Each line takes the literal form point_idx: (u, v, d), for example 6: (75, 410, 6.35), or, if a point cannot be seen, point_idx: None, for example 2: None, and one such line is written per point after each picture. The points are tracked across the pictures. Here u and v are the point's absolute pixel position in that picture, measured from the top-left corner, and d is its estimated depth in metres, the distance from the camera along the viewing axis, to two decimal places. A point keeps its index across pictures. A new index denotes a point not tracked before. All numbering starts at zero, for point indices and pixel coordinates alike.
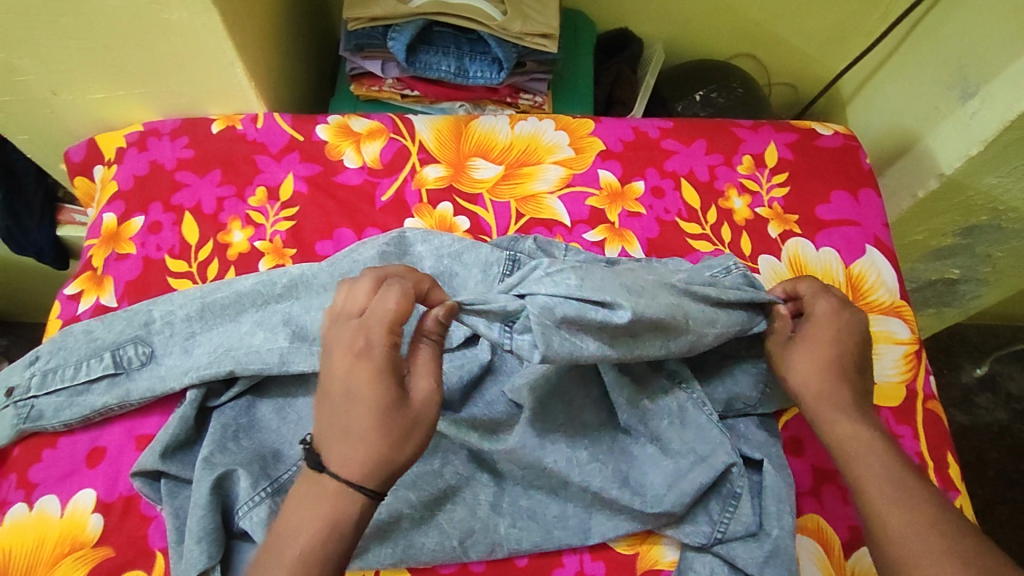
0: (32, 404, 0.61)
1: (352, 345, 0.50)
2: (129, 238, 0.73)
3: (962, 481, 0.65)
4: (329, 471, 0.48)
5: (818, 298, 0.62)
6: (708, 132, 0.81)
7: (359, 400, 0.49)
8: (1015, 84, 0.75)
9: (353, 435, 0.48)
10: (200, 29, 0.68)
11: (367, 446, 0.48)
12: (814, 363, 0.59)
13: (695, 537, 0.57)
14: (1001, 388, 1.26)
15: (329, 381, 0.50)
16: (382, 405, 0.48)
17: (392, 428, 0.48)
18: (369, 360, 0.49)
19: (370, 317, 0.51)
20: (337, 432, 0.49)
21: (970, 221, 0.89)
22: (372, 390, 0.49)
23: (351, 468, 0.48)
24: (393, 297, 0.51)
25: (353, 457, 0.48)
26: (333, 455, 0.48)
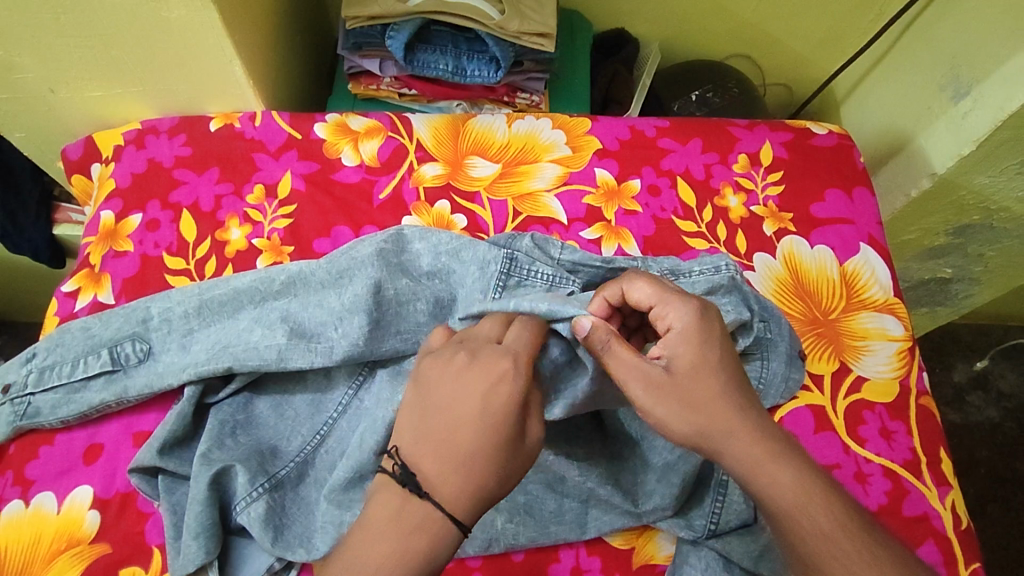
0: (29, 401, 0.61)
1: (494, 369, 0.50)
2: (127, 235, 0.73)
3: (955, 476, 0.65)
4: (434, 499, 0.46)
5: (668, 310, 0.54)
6: (703, 131, 0.81)
7: (480, 421, 0.48)
8: (1007, 84, 0.76)
9: (467, 464, 0.47)
10: (199, 27, 0.68)
11: (474, 471, 0.47)
12: (684, 398, 0.50)
13: (689, 531, 0.57)
14: (993, 386, 1.27)
15: (454, 402, 0.49)
16: (506, 437, 0.48)
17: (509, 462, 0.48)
18: (504, 387, 0.50)
19: (513, 348, 0.52)
20: (446, 456, 0.47)
21: (962, 220, 0.90)
22: (503, 417, 0.48)
23: (457, 500, 0.46)
24: (530, 336, 0.54)
25: (461, 490, 0.47)
26: (441, 482, 0.47)
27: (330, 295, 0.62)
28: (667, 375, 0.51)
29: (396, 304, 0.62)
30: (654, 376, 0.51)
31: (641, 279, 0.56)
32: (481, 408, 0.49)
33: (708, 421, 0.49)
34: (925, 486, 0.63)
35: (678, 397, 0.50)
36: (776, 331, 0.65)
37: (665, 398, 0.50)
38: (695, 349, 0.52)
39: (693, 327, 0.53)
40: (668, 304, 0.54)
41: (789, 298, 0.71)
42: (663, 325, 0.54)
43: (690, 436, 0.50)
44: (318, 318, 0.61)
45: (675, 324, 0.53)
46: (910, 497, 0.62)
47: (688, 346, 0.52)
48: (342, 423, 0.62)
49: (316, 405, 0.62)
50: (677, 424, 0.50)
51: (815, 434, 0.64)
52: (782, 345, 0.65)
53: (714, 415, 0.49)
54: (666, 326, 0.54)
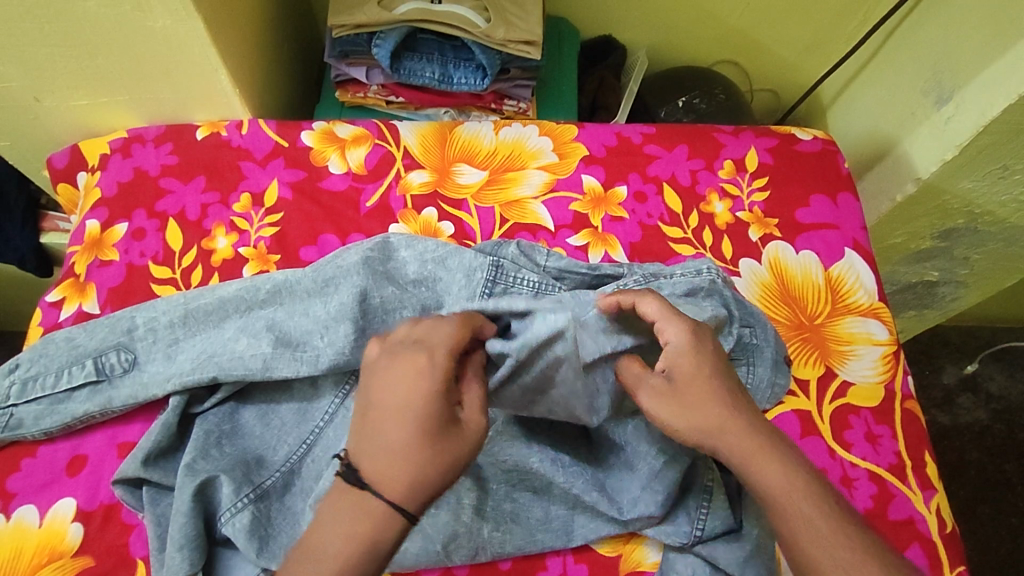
0: (12, 412, 0.61)
1: (411, 362, 0.49)
2: (112, 245, 0.72)
3: (940, 480, 0.65)
4: (374, 489, 0.46)
5: (667, 327, 0.55)
6: (689, 137, 0.81)
7: (407, 412, 0.47)
8: (988, 89, 0.76)
9: (405, 454, 0.46)
10: (184, 36, 0.68)
11: (412, 461, 0.46)
12: (682, 407, 0.53)
13: (676, 537, 0.57)
14: (982, 388, 1.28)
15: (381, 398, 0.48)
16: (433, 427, 0.47)
17: (445, 451, 0.47)
18: (426, 378, 0.48)
19: (431, 340, 0.50)
20: (381, 450, 0.47)
21: (947, 223, 0.91)
22: (427, 407, 0.47)
23: (396, 489, 0.46)
24: (456, 328, 0.52)
25: (399, 479, 0.46)
26: (382, 474, 0.46)
27: (315, 304, 0.62)
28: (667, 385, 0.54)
29: (382, 312, 0.62)
30: (656, 388, 0.54)
31: (647, 294, 0.56)
32: (407, 395, 0.48)
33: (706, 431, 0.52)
34: (910, 490, 0.63)
35: (670, 407, 0.53)
36: (762, 336, 0.66)
37: (664, 404, 0.54)
38: (694, 364, 0.54)
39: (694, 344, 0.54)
40: (671, 321, 0.55)
41: (775, 304, 0.71)
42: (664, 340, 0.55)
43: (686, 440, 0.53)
44: (304, 327, 0.61)
45: (674, 339, 0.55)
46: (896, 501, 0.62)
47: (687, 359, 0.54)
48: (328, 432, 0.61)
49: (303, 414, 0.62)
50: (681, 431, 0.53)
51: (800, 439, 0.64)
52: (767, 351, 0.65)
53: (702, 420, 0.52)
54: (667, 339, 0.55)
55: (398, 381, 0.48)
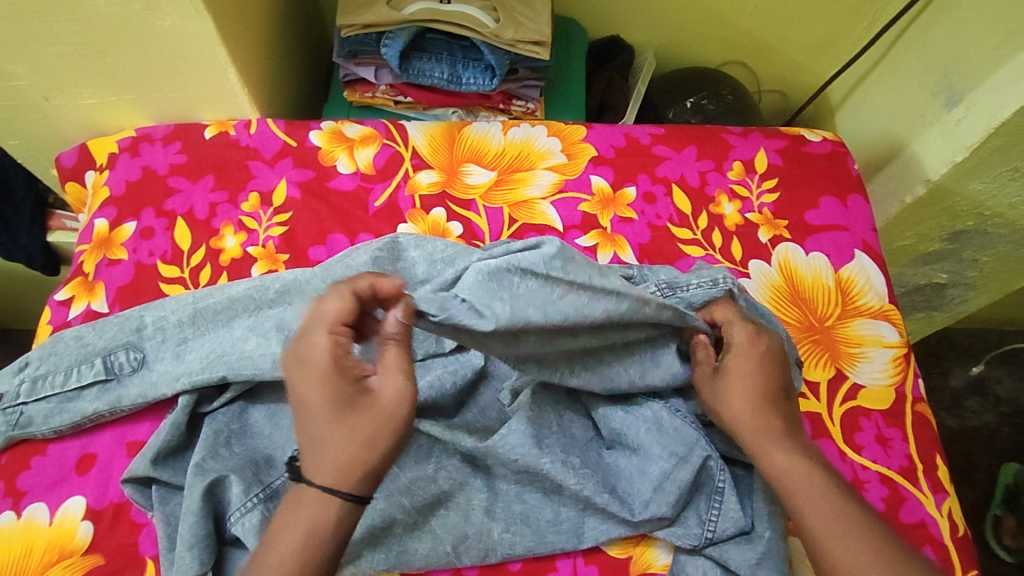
0: (21, 411, 0.61)
1: (297, 351, 0.50)
2: (121, 244, 0.72)
3: (952, 483, 0.65)
4: (304, 477, 0.48)
5: (734, 326, 0.60)
6: (698, 138, 0.81)
7: (308, 401, 0.49)
8: (1000, 91, 0.76)
9: (319, 441, 0.48)
10: (194, 35, 0.68)
11: (330, 445, 0.48)
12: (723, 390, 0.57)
13: (687, 539, 0.57)
14: (990, 391, 1.27)
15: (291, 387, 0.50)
16: (332, 409, 0.48)
17: (357, 427, 0.48)
18: (312, 365, 0.49)
19: (312, 322, 0.51)
20: (303, 438, 0.49)
21: (957, 226, 0.90)
22: (324, 394, 0.48)
23: (324, 473, 0.47)
24: (332, 301, 0.50)
25: (325, 466, 0.47)
26: (308, 462, 0.48)
27: None
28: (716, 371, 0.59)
29: None
30: (702, 371, 0.59)
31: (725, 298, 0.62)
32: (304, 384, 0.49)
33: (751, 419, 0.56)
34: (922, 493, 0.63)
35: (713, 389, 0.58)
36: None
37: (711, 387, 0.58)
38: (740, 359, 0.58)
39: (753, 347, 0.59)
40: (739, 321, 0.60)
41: (784, 305, 0.71)
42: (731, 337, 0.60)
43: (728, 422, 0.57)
44: None
45: (737, 335, 0.59)
46: (908, 504, 0.62)
47: (737, 355, 0.58)
48: None
49: None
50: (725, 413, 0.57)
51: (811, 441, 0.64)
52: None
53: (734, 405, 0.56)
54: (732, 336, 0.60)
55: (295, 374, 0.49)
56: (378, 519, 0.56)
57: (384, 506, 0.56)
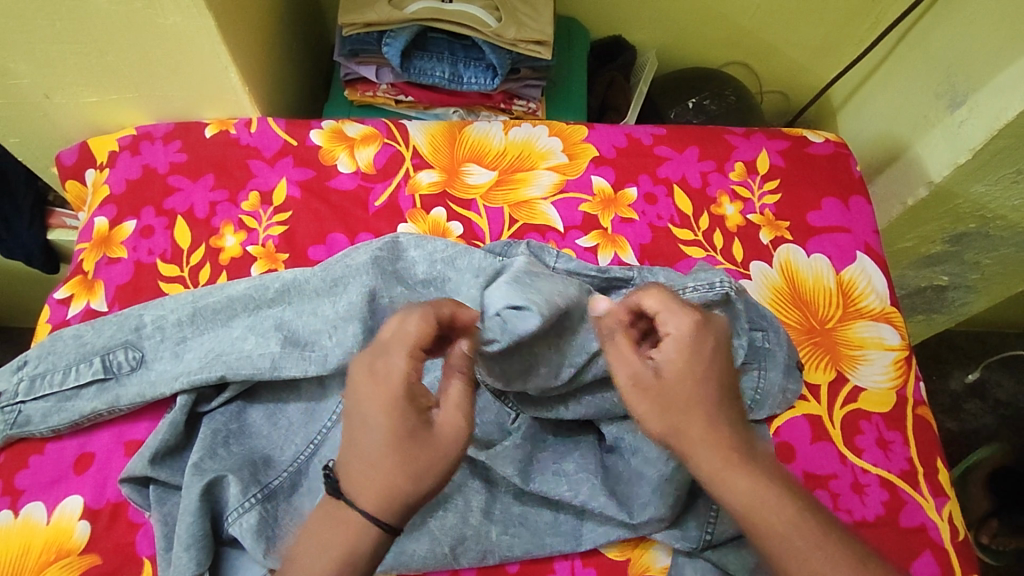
0: (19, 409, 0.60)
1: (369, 367, 0.47)
2: (121, 242, 0.72)
3: (952, 487, 0.65)
4: (347, 498, 0.45)
5: (670, 319, 0.51)
6: (699, 139, 0.81)
7: (371, 423, 0.46)
8: (1003, 93, 0.76)
9: (371, 465, 0.45)
10: (194, 33, 0.68)
11: (382, 471, 0.45)
12: (661, 401, 0.49)
13: (685, 542, 0.57)
14: (990, 394, 1.27)
15: (352, 406, 0.47)
16: (396, 436, 0.45)
17: (413, 460, 0.45)
18: (385, 386, 0.46)
19: (390, 342, 0.47)
20: (354, 459, 0.46)
21: (958, 228, 0.90)
22: (389, 419, 0.46)
23: (369, 498, 0.45)
24: (414, 323, 0.48)
25: (373, 492, 0.45)
26: (353, 485, 0.45)
27: (325, 304, 0.62)
28: (651, 378, 0.50)
29: (391, 312, 0.62)
30: (636, 371, 0.50)
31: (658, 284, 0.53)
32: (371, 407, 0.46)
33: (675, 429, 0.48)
34: (922, 497, 0.62)
35: (649, 401, 0.49)
36: (774, 340, 0.65)
37: (644, 397, 0.49)
38: (680, 362, 0.50)
39: (696, 347, 0.50)
40: (677, 313, 0.51)
41: (785, 307, 0.71)
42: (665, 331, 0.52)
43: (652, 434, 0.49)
44: (312, 326, 0.61)
45: (674, 334, 0.51)
46: (908, 508, 0.62)
47: (677, 356, 0.50)
48: (335, 433, 0.61)
49: (310, 414, 0.62)
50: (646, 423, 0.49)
51: (811, 443, 0.63)
52: (779, 355, 0.65)
53: (675, 420, 0.48)
54: (666, 333, 0.51)
55: (362, 394, 0.46)
56: None
57: None
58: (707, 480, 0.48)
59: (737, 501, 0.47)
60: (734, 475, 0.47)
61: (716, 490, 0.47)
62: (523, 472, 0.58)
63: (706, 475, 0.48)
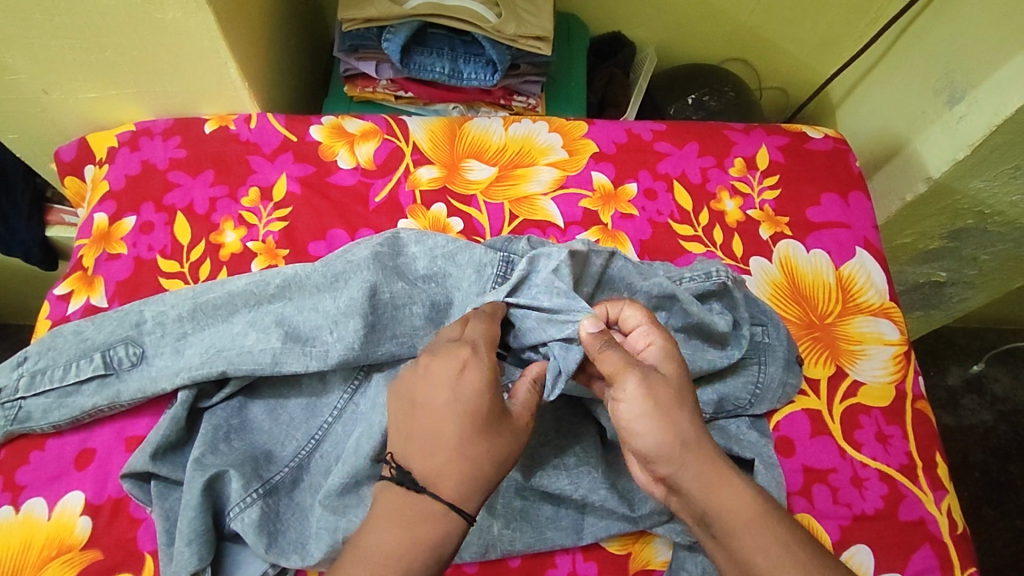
0: (20, 405, 0.60)
1: (455, 358, 0.50)
2: (120, 238, 0.72)
3: (951, 481, 0.65)
4: (429, 491, 0.47)
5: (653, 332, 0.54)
6: (700, 135, 0.81)
7: (460, 407, 0.48)
8: (1002, 88, 0.76)
9: (455, 452, 0.47)
10: (195, 29, 0.68)
11: (467, 460, 0.47)
12: (668, 401, 0.49)
13: (685, 536, 0.57)
14: (987, 390, 1.27)
15: (432, 397, 0.49)
16: (481, 423, 0.48)
17: (496, 447, 0.48)
18: (469, 377, 0.49)
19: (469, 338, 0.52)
20: (436, 448, 0.48)
21: (957, 224, 0.90)
22: (476, 403, 0.49)
23: (450, 486, 0.47)
24: (481, 325, 0.53)
25: (456, 484, 0.47)
26: (434, 474, 0.47)
27: (325, 299, 0.62)
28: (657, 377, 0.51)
29: (391, 307, 0.62)
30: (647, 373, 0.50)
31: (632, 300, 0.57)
32: (455, 398, 0.49)
33: (678, 433, 0.49)
34: (920, 490, 0.63)
35: (658, 400, 0.49)
36: (774, 336, 0.66)
37: (652, 395, 0.49)
38: (674, 366, 0.52)
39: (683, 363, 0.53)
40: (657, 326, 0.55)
41: (785, 302, 0.71)
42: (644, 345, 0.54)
43: (653, 441, 0.49)
44: (313, 322, 0.61)
45: (663, 343, 0.54)
46: (906, 501, 0.62)
47: (668, 364, 0.53)
48: (336, 427, 0.61)
49: (311, 409, 0.62)
50: (649, 428, 0.49)
51: (810, 438, 0.64)
52: (780, 350, 0.65)
53: (678, 423, 0.49)
54: (648, 344, 0.54)
55: (446, 387, 0.49)
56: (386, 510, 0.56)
57: None
58: (710, 491, 0.48)
59: (737, 515, 0.47)
60: (730, 486, 0.48)
61: (713, 500, 0.48)
62: (526, 467, 0.58)
63: (703, 488, 0.48)
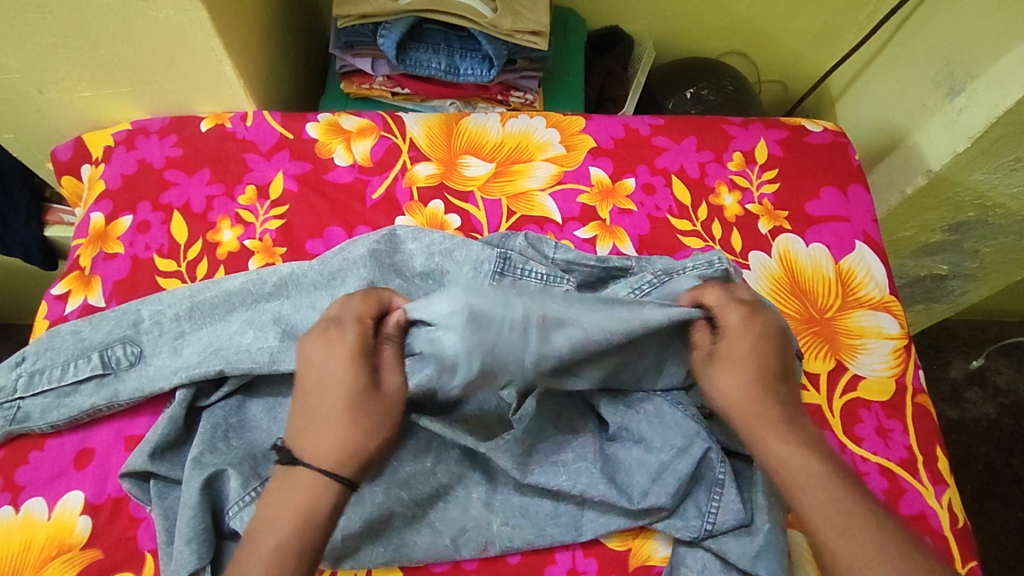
0: (18, 405, 0.60)
1: (326, 338, 0.53)
2: (117, 238, 0.72)
3: (952, 474, 0.65)
4: (303, 462, 0.49)
5: (726, 311, 0.58)
6: (697, 129, 0.81)
7: (336, 379, 0.51)
8: (1003, 79, 0.76)
9: (326, 421, 0.50)
10: (189, 27, 0.68)
11: (336, 430, 0.50)
12: (728, 376, 0.55)
13: (685, 532, 0.57)
14: (990, 382, 1.27)
15: (307, 369, 0.52)
16: (351, 392, 0.51)
17: (363, 413, 0.51)
18: (340, 349, 0.52)
19: (342, 317, 0.54)
20: (312, 418, 0.51)
21: (958, 216, 0.90)
22: (345, 377, 0.51)
23: (324, 455, 0.49)
24: (359, 300, 0.55)
25: (327, 451, 0.49)
26: (306, 444, 0.50)
27: (323, 297, 0.62)
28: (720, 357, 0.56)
29: None
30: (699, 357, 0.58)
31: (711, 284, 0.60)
32: (326, 372, 0.52)
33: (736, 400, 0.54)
34: (921, 484, 0.62)
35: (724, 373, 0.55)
36: None
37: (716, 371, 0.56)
38: (742, 342, 0.56)
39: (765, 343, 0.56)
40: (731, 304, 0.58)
41: (783, 295, 0.71)
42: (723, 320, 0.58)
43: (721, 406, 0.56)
44: (311, 320, 0.61)
45: (730, 319, 0.57)
46: (907, 496, 0.62)
47: (739, 340, 0.56)
48: None
49: None
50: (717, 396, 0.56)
51: None
52: None
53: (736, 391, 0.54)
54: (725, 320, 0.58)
55: (318, 362, 0.52)
56: (375, 511, 0.56)
57: (381, 499, 0.56)
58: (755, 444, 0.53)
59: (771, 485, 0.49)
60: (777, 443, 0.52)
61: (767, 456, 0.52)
62: (521, 464, 0.58)
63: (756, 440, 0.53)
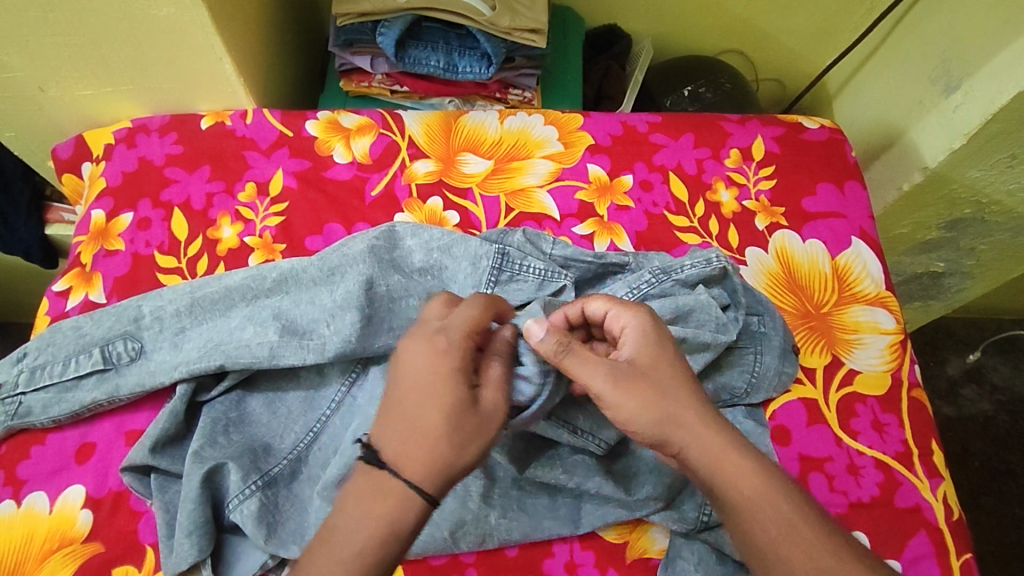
0: (20, 400, 0.61)
1: (430, 342, 0.50)
2: (118, 235, 0.72)
3: (947, 468, 0.65)
4: (392, 469, 0.46)
5: (621, 316, 0.54)
6: (695, 126, 0.81)
7: (435, 389, 0.48)
8: (999, 76, 0.76)
9: (425, 431, 0.47)
10: (189, 25, 0.68)
11: (433, 441, 0.47)
12: (645, 391, 0.50)
13: (682, 523, 0.57)
14: (986, 379, 1.27)
15: (403, 376, 0.49)
16: (451, 403, 0.48)
17: (460, 428, 0.48)
18: (444, 358, 0.49)
19: (450, 322, 0.51)
20: (405, 425, 0.47)
21: (954, 214, 0.90)
22: (447, 387, 0.48)
23: (413, 466, 0.46)
24: (476, 308, 0.52)
25: (419, 462, 0.46)
26: (396, 452, 0.47)
27: (322, 293, 0.62)
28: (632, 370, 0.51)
29: (388, 300, 0.62)
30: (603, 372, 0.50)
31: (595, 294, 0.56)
32: (425, 378, 0.49)
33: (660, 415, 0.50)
34: (916, 478, 0.63)
35: (639, 389, 0.50)
36: (770, 325, 0.66)
37: (627, 389, 0.50)
38: (648, 348, 0.52)
39: (649, 325, 0.53)
40: (624, 306, 0.54)
41: (779, 291, 0.71)
42: (618, 327, 0.54)
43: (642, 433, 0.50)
44: (310, 316, 0.61)
45: (632, 325, 0.53)
46: (902, 489, 0.62)
47: (644, 347, 0.52)
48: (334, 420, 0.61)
49: (309, 402, 0.62)
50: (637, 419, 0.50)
51: (807, 427, 0.64)
52: (775, 339, 0.65)
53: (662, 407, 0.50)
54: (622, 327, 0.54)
55: (418, 368, 0.49)
56: None
57: None
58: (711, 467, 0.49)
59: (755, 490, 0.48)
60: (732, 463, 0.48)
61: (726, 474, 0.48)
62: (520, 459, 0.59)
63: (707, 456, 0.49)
